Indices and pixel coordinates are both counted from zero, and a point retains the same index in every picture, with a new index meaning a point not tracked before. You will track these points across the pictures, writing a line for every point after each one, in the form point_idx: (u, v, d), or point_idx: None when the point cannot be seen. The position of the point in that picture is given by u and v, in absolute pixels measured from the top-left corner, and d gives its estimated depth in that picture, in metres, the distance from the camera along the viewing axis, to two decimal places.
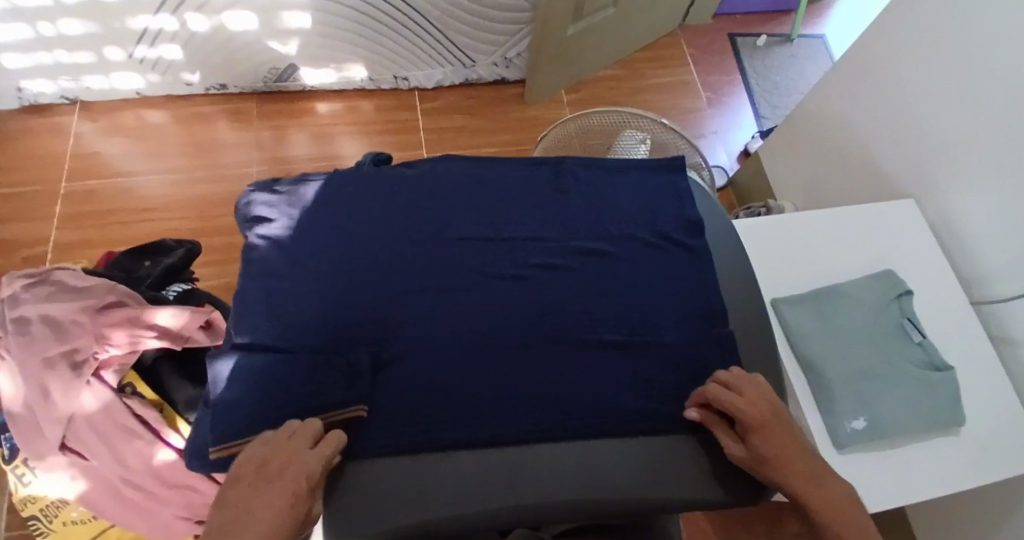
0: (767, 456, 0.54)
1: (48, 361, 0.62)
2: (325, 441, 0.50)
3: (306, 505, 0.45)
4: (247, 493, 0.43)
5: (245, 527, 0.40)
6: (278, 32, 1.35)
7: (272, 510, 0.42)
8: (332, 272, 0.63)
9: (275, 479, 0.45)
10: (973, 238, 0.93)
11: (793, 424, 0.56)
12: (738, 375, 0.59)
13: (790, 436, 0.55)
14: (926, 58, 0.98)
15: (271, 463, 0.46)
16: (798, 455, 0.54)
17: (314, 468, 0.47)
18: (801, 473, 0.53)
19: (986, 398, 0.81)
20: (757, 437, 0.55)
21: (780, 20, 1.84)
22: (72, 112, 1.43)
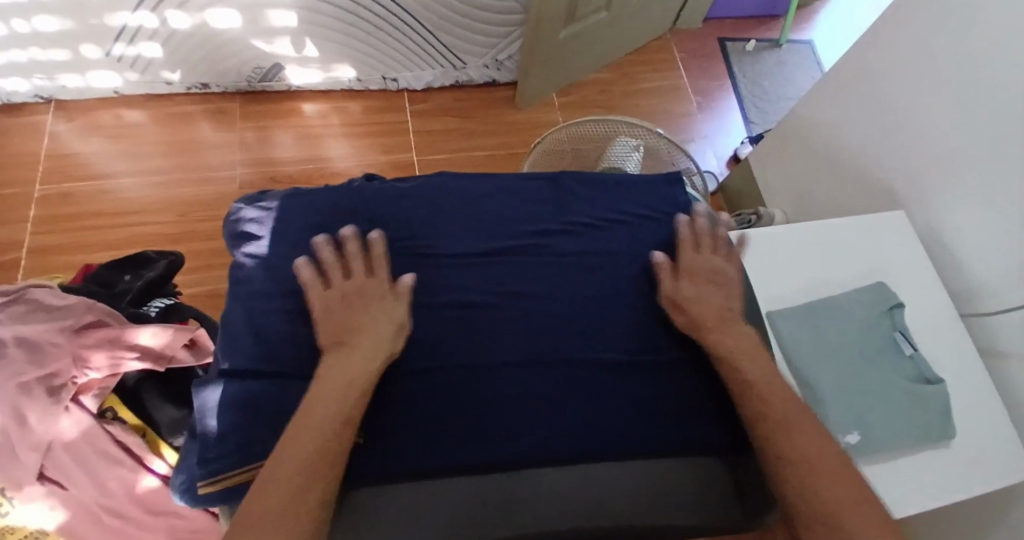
0: (688, 289, 0.65)
1: (24, 387, 0.58)
2: (377, 269, 0.61)
3: (386, 307, 0.59)
4: (347, 321, 0.57)
5: (354, 336, 0.56)
6: (263, 31, 1.31)
7: (371, 324, 0.57)
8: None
9: (359, 307, 0.58)
10: (965, 251, 0.94)
11: (712, 281, 0.67)
12: (700, 234, 0.71)
13: (717, 287, 0.67)
14: (918, 69, 0.99)
15: (352, 297, 0.59)
16: (711, 302, 0.65)
17: (382, 289, 0.60)
18: (719, 323, 0.63)
19: (975, 411, 0.82)
20: (693, 273, 0.67)
21: (769, 24, 1.85)
22: (46, 111, 1.38)
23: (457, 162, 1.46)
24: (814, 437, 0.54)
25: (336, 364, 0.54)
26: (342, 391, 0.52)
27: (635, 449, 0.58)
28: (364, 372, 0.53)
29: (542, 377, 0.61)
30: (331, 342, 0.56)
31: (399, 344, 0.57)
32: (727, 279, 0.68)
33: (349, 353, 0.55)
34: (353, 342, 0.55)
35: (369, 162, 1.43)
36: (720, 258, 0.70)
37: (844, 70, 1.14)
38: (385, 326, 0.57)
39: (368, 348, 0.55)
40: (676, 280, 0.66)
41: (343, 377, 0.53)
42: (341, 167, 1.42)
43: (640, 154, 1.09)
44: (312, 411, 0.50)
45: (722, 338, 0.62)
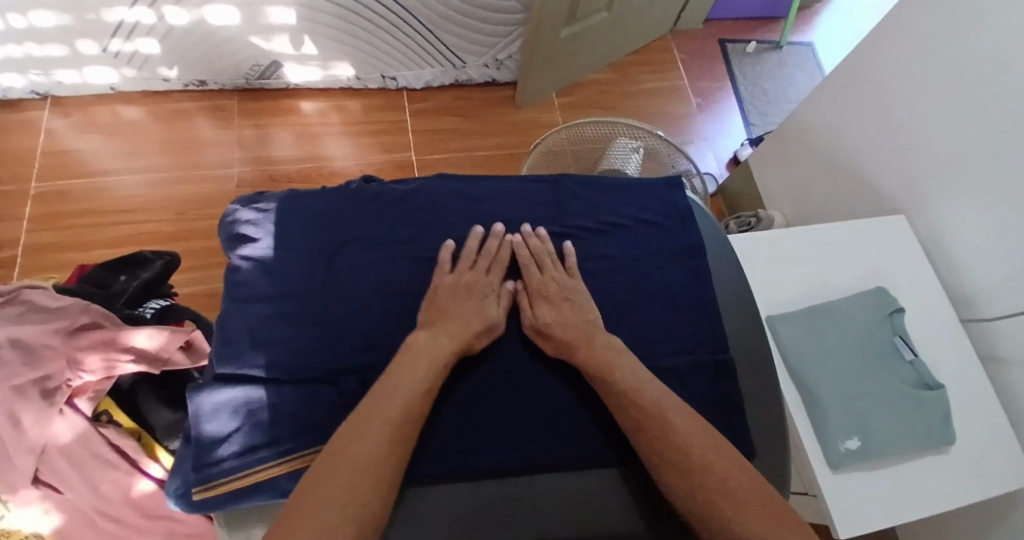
0: (542, 317, 0.61)
1: (18, 389, 0.57)
2: (498, 270, 0.65)
3: (491, 306, 0.61)
4: (447, 303, 0.59)
5: (442, 319, 0.58)
6: (261, 28, 1.30)
7: (464, 312, 0.59)
8: (320, 298, 0.60)
9: (464, 293, 0.61)
10: (965, 256, 0.93)
11: (570, 299, 0.63)
12: (543, 250, 0.67)
13: (569, 305, 0.62)
14: (920, 72, 0.98)
15: (464, 283, 0.61)
16: (572, 324, 0.60)
17: (492, 288, 0.63)
18: (581, 344, 0.58)
19: (975, 417, 0.82)
20: (540, 299, 0.62)
21: (770, 26, 1.84)
22: (42, 107, 1.37)
23: (456, 162, 1.45)
24: (735, 475, 0.46)
25: (412, 358, 0.53)
26: (398, 396, 0.49)
27: (635, 454, 0.57)
28: (446, 349, 0.54)
29: (544, 382, 0.60)
30: (427, 319, 0.58)
31: (480, 343, 0.58)
32: (573, 292, 0.63)
33: (441, 327, 0.57)
34: (444, 325, 0.57)
35: (368, 161, 1.42)
36: (564, 273, 0.65)
37: (845, 73, 1.13)
38: (478, 320, 0.58)
39: (458, 330, 0.56)
40: (535, 309, 0.62)
41: (429, 356, 0.53)
42: (339, 166, 1.41)
43: (640, 156, 1.09)
44: (367, 417, 0.46)
45: (591, 363, 0.56)
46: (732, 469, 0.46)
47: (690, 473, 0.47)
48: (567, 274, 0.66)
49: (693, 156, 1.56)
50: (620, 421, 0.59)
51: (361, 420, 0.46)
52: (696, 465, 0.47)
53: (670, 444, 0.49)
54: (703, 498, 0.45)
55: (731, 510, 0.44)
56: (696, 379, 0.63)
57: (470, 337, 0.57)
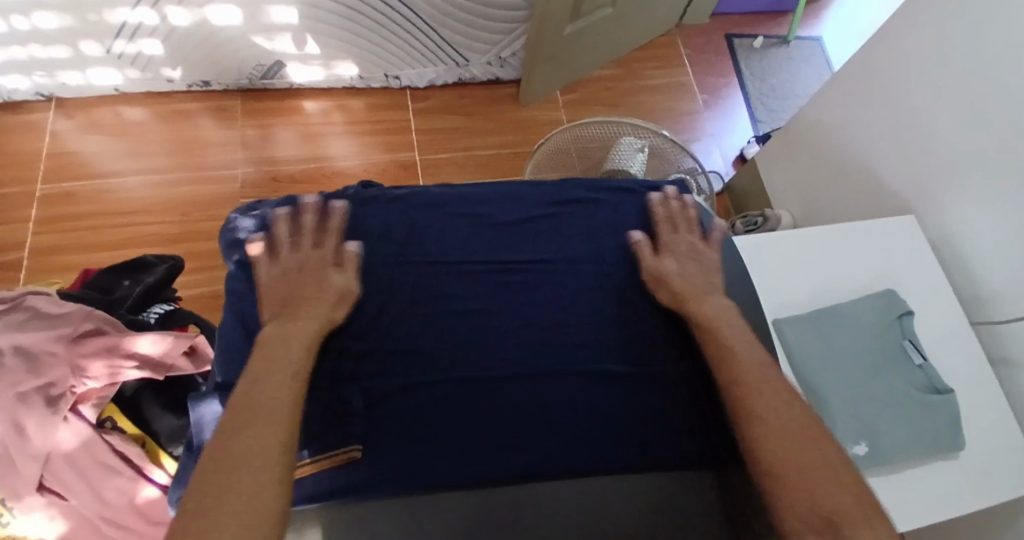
0: (665, 267, 0.68)
1: (22, 397, 0.58)
2: (324, 242, 0.64)
3: (328, 278, 0.61)
4: (287, 291, 0.59)
5: (290, 305, 0.58)
6: (263, 28, 1.30)
7: (307, 293, 0.58)
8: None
9: (303, 276, 0.60)
10: (976, 257, 0.92)
11: (693, 258, 0.69)
12: (681, 213, 0.75)
13: (692, 264, 0.69)
14: (930, 67, 0.96)
15: (295, 268, 0.61)
16: (684, 278, 0.66)
17: (327, 259, 0.62)
18: (694, 296, 0.64)
19: (985, 422, 0.81)
20: (666, 252, 0.70)
21: (777, 20, 1.82)
22: (47, 109, 1.37)
23: (460, 161, 1.44)
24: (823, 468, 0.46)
25: (277, 345, 0.51)
26: (269, 386, 0.47)
27: (643, 461, 0.57)
28: (308, 331, 0.54)
29: (548, 387, 0.60)
30: (276, 310, 0.57)
31: (339, 313, 0.59)
32: (702, 255, 0.70)
33: (297, 315, 0.56)
34: (297, 310, 0.57)
35: (372, 160, 1.41)
36: (700, 239, 0.72)
37: (853, 70, 1.11)
38: (322, 296, 0.58)
39: (315, 312, 0.57)
40: (656, 260, 0.69)
41: (290, 338, 0.53)
42: (343, 166, 1.40)
43: (645, 156, 1.07)
44: (248, 409, 0.44)
45: (698, 313, 0.63)
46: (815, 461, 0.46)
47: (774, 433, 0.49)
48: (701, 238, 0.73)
49: (698, 154, 1.54)
50: (628, 428, 0.59)
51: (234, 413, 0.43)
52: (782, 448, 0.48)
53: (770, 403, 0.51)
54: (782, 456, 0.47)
55: (806, 470, 0.45)
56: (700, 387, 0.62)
57: (325, 315, 0.57)
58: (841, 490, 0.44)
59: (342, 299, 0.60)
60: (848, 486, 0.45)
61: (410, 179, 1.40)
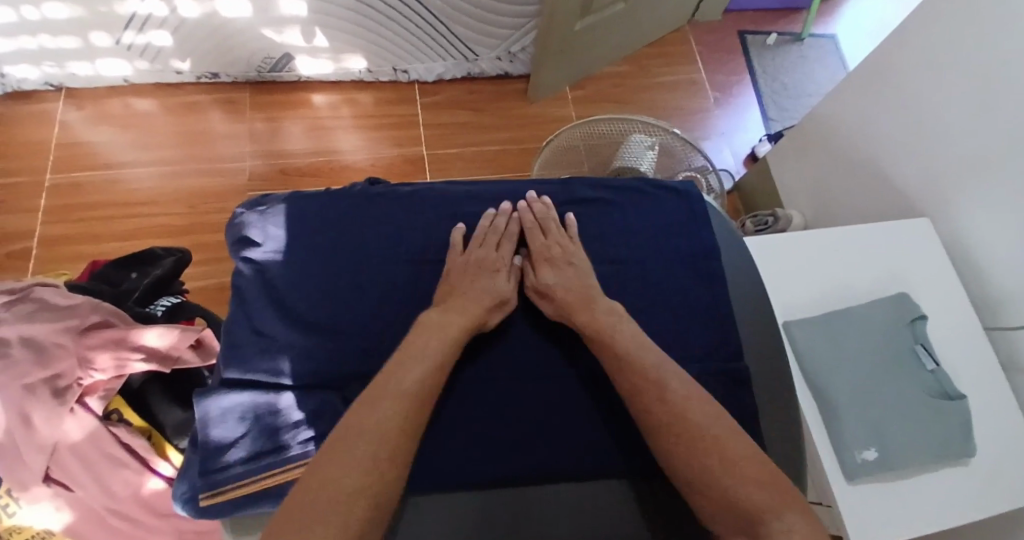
0: (546, 279, 0.62)
1: (29, 389, 0.57)
2: (506, 244, 0.66)
3: (498, 282, 0.62)
4: (458, 281, 0.61)
5: (451, 296, 0.59)
6: (272, 20, 1.29)
7: (473, 288, 0.60)
8: (326, 301, 0.60)
9: (476, 271, 0.62)
10: (992, 261, 0.90)
11: (571, 262, 0.64)
12: (547, 215, 0.69)
13: (571, 268, 0.64)
14: (946, 67, 0.95)
15: (475, 261, 0.63)
16: (571, 287, 0.61)
17: (501, 263, 0.64)
18: (580, 306, 0.59)
19: (996, 429, 0.80)
20: (544, 262, 0.64)
21: (791, 17, 1.79)
22: (57, 99, 1.37)
23: (468, 156, 1.44)
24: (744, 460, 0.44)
25: (415, 352, 0.51)
26: (389, 405, 0.46)
27: (648, 465, 0.56)
28: (457, 325, 0.55)
29: (553, 389, 0.59)
30: (440, 297, 0.60)
31: (492, 318, 0.59)
32: (576, 258, 0.65)
33: (450, 306, 0.58)
34: (453, 302, 0.58)
35: (379, 154, 1.41)
36: (569, 239, 0.67)
37: (869, 68, 1.10)
38: (489, 298, 0.60)
39: (471, 305, 0.58)
40: (537, 271, 0.64)
41: (439, 332, 0.54)
42: (350, 160, 1.40)
43: (655, 154, 1.06)
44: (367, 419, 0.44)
45: (588, 325, 0.57)
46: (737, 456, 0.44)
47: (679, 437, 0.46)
48: (570, 239, 0.68)
49: (708, 152, 1.53)
50: (629, 431, 0.57)
51: (347, 433, 0.43)
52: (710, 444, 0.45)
53: (667, 408, 0.48)
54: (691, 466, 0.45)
55: (720, 470, 0.43)
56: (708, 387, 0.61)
57: (483, 313, 0.58)
58: (749, 485, 0.42)
59: (501, 302, 0.61)
60: (763, 476, 0.43)
61: (418, 174, 1.40)
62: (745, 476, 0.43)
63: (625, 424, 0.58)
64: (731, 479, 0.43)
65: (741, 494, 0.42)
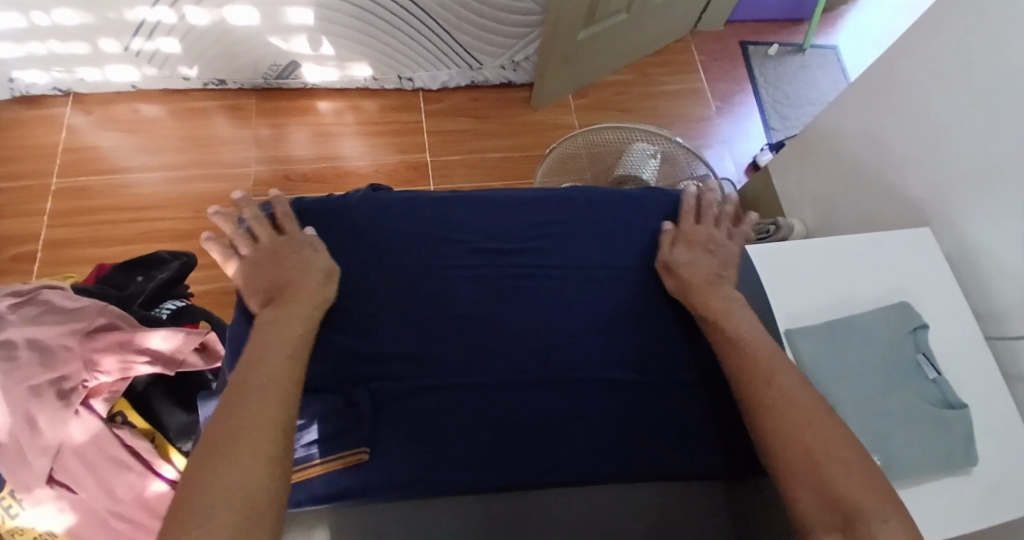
0: (679, 256, 0.69)
1: (34, 389, 0.58)
2: (290, 228, 0.66)
3: (301, 264, 0.62)
4: (272, 279, 0.61)
5: (281, 292, 0.59)
6: (280, 28, 1.31)
7: (292, 277, 0.60)
8: (355, 308, 0.63)
9: (282, 261, 0.62)
10: (995, 271, 0.89)
11: (709, 248, 0.70)
12: (708, 204, 0.75)
13: (708, 255, 0.69)
14: (948, 79, 0.96)
15: (272, 257, 0.63)
16: (698, 271, 0.67)
17: (299, 244, 0.64)
18: (702, 286, 0.65)
19: (1000, 439, 0.80)
20: (684, 241, 0.71)
21: (792, 28, 1.81)
22: (64, 104, 1.39)
23: (471, 163, 1.45)
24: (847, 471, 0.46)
25: (258, 363, 0.50)
26: (262, 396, 0.46)
27: (652, 470, 0.58)
28: (303, 318, 0.56)
29: (554, 395, 0.60)
30: (264, 299, 0.59)
31: (330, 290, 0.61)
32: (718, 248, 0.71)
33: (290, 303, 0.57)
34: (287, 295, 0.59)
35: (383, 161, 1.42)
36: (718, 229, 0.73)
37: (871, 79, 1.10)
38: (305, 277, 0.60)
39: (303, 297, 0.58)
40: (671, 249, 0.70)
41: (279, 327, 0.54)
42: (355, 166, 1.41)
43: (657, 161, 1.07)
44: (223, 447, 0.42)
45: (704, 305, 0.64)
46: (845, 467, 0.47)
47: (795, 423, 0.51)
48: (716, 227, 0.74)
49: (711, 160, 1.54)
50: (625, 435, 0.59)
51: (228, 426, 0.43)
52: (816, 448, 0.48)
53: (779, 396, 0.53)
54: (795, 451, 0.49)
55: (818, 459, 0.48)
56: None
57: (306, 291, 0.59)
58: (851, 483, 0.46)
59: (326, 274, 0.62)
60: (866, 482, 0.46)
61: (421, 181, 1.41)
62: (849, 476, 0.46)
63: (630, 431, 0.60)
64: (830, 473, 0.47)
65: (843, 491, 0.45)
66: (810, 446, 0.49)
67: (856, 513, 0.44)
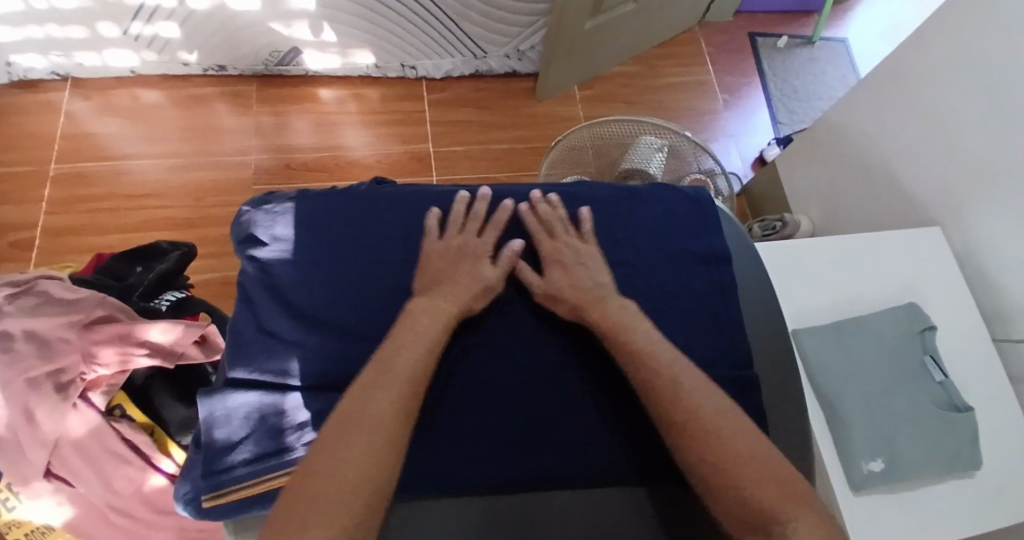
0: (554, 281, 0.62)
1: (32, 382, 0.58)
2: (489, 230, 0.66)
3: (480, 270, 0.61)
4: (441, 270, 0.60)
5: (439, 286, 0.59)
6: (281, 13, 1.28)
7: (459, 278, 0.59)
8: (323, 298, 0.59)
9: (461, 258, 0.61)
10: (1005, 273, 0.88)
11: (581, 262, 0.64)
12: (554, 216, 0.68)
13: (581, 269, 0.63)
14: (962, 76, 0.93)
15: (455, 247, 0.62)
16: (583, 288, 0.61)
17: (485, 248, 0.64)
18: (592, 304, 0.59)
19: (1007, 443, 0.79)
20: (552, 263, 0.64)
21: (802, 20, 1.78)
22: (63, 89, 1.37)
23: (475, 155, 1.43)
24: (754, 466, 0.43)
25: (397, 354, 0.49)
26: (388, 391, 0.45)
27: (631, 472, 0.55)
28: (446, 312, 0.55)
29: (560, 391, 0.59)
30: (426, 286, 0.59)
31: (479, 305, 0.59)
32: (587, 258, 0.65)
33: (443, 295, 0.57)
34: (444, 291, 0.58)
35: (386, 151, 1.40)
36: (579, 241, 0.67)
37: (883, 75, 1.08)
38: (470, 286, 0.59)
39: (457, 293, 0.58)
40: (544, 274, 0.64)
41: (431, 319, 0.54)
42: (356, 155, 1.39)
43: (664, 156, 1.05)
44: (349, 433, 0.42)
45: (605, 320, 0.57)
46: (763, 466, 0.43)
47: (693, 436, 0.46)
48: (581, 240, 0.67)
49: (717, 154, 1.52)
50: (633, 434, 0.57)
51: (344, 417, 0.43)
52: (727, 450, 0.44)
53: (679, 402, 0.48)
54: (708, 464, 0.44)
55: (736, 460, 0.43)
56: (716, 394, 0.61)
57: (465, 298, 0.58)
58: (763, 487, 0.41)
59: (487, 287, 0.60)
60: (780, 480, 0.42)
61: (424, 172, 1.39)
62: (759, 479, 0.42)
63: (617, 431, 0.57)
64: (740, 483, 0.42)
65: (757, 499, 0.41)
66: (717, 456, 0.44)
67: (772, 524, 0.39)
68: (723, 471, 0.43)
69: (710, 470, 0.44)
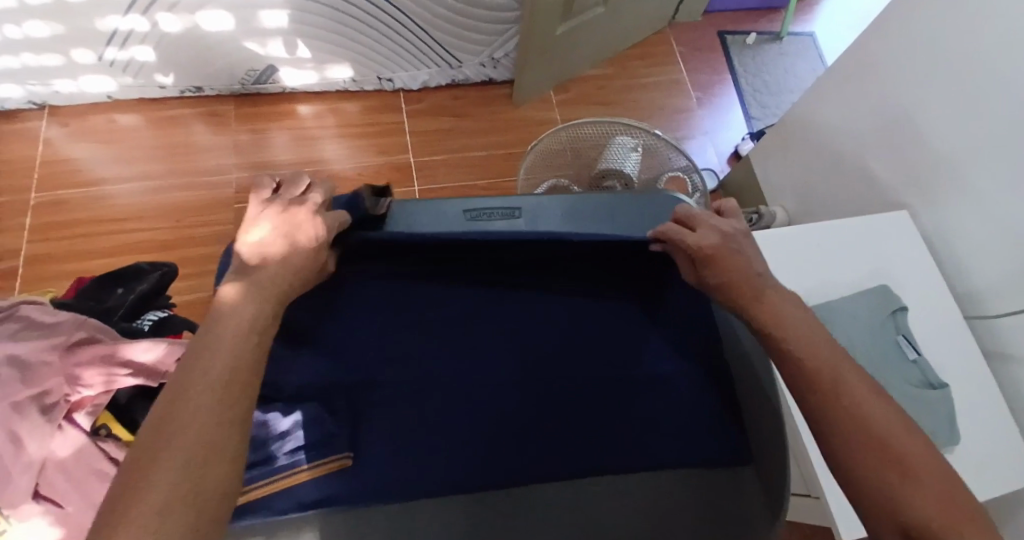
0: (712, 279, 0.61)
1: (17, 405, 0.58)
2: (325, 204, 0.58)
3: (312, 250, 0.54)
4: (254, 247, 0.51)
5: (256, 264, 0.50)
6: (255, 32, 1.30)
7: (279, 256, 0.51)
8: (300, 312, 0.60)
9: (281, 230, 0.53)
10: (970, 253, 0.92)
11: (733, 247, 0.63)
12: (698, 215, 0.68)
13: (738, 257, 0.62)
14: (926, 59, 0.96)
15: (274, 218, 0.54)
16: (742, 277, 0.60)
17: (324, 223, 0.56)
18: (751, 298, 0.58)
19: (978, 415, 0.81)
20: (704, 260, 0.62)
21: (769, 17, 1.82)
22: (40, 117, 1.37)
23: (453, 163, 1.45)
24: (927, 472, 0.43)
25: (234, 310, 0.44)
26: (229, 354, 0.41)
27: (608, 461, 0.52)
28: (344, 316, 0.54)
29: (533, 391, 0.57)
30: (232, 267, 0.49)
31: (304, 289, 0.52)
32: (743, 248, 0.64)
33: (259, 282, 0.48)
34: (255, 269, 0.49)
35: (365, 163, 1.42)
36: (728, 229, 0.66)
37: (846, 65, 1.11)
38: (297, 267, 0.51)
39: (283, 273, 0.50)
40: (701, 274, 0.63)
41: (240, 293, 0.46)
42: (337, 169, 1.40)
43: (639, 155, 1.06)
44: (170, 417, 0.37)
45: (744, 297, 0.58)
46: (927, 465, 0.43)
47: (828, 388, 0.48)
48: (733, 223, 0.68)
49: (691, 152, 1.55)
50: (610, 430, 0.55)
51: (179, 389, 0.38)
52: (882, 442, 0.44)
53: (830, 391, 0.48)
54: (870, 474, 0.43)
55: (889, 450, 0.44)
56: (685, 383, 0.60)
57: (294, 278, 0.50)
58: (926, 491, 0.42)
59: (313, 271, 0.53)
60: (944, 484, 0.42)
61: (406, 182, 1.41)
62: (924, 474, 0.43)
63: (594, 428, 0.55)
64: (899, 492, 0.42)
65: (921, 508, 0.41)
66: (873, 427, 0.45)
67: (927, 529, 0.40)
68: (886, 488, 0.42)
69: (863, 474, 0.44)
